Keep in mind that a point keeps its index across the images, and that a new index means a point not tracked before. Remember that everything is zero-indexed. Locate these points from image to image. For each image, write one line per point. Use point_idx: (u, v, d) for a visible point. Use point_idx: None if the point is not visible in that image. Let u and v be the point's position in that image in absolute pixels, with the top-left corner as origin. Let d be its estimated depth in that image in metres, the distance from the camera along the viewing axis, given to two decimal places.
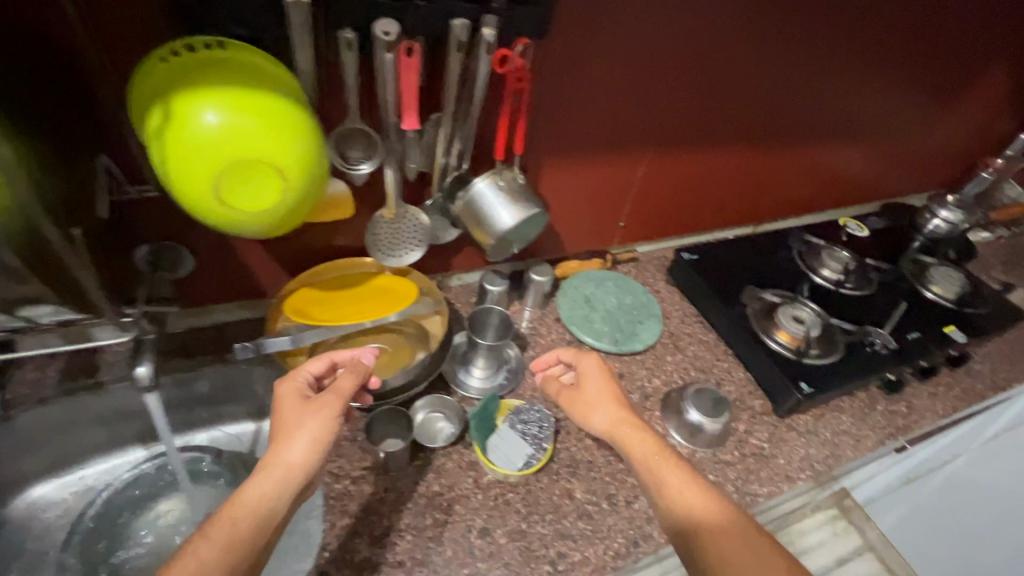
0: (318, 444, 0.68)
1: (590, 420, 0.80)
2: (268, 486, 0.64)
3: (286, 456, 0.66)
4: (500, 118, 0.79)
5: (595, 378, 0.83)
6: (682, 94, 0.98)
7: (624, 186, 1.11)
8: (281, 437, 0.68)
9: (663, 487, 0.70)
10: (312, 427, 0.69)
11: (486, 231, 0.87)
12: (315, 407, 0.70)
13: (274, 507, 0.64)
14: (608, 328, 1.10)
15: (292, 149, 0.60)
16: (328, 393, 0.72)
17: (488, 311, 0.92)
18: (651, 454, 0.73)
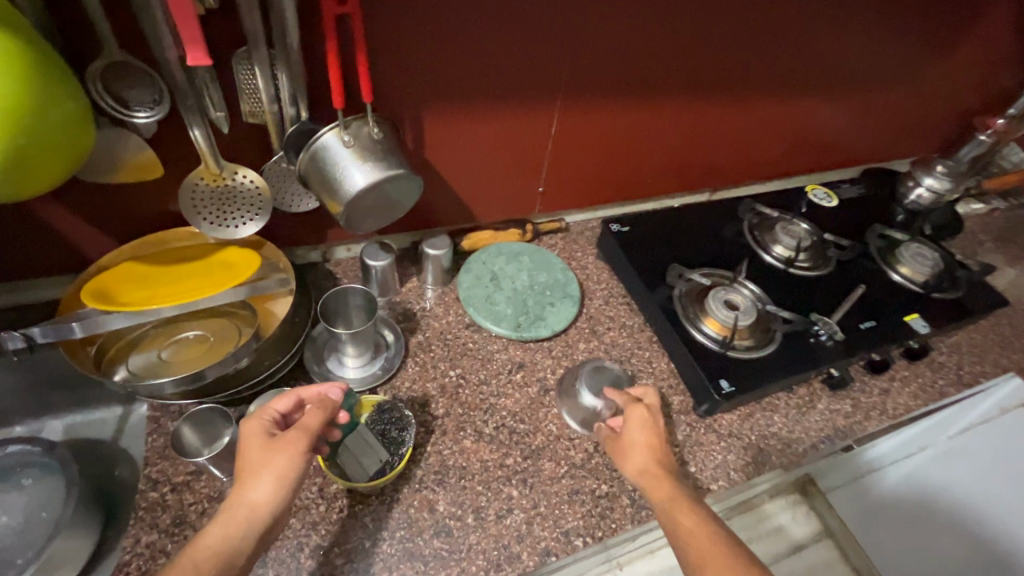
0: (286, 488, 0.58)
1: (624, 463, 0.72)
2: (231, 528, 0.56)
3: (248, 500, 0.57)
4: (328, 55, 0.62)
5: (642, 425, 0.73)
6: (594, 28, 0.80)
7: (537, 144, 0.94)
8: (245, 477, 0.59)
9: (677, 530, 0.62)
10: (281, 468, 0.59)
11: (336, 199, 0.71)
12: (281, 445, 0.60)
13: (237, 556, 0.55)
14: (512, 311, 0.95)
15: None
16: (297, 430, 0.61)
17: (347, 291, 0.80)
18: (674, 502, 0.65)
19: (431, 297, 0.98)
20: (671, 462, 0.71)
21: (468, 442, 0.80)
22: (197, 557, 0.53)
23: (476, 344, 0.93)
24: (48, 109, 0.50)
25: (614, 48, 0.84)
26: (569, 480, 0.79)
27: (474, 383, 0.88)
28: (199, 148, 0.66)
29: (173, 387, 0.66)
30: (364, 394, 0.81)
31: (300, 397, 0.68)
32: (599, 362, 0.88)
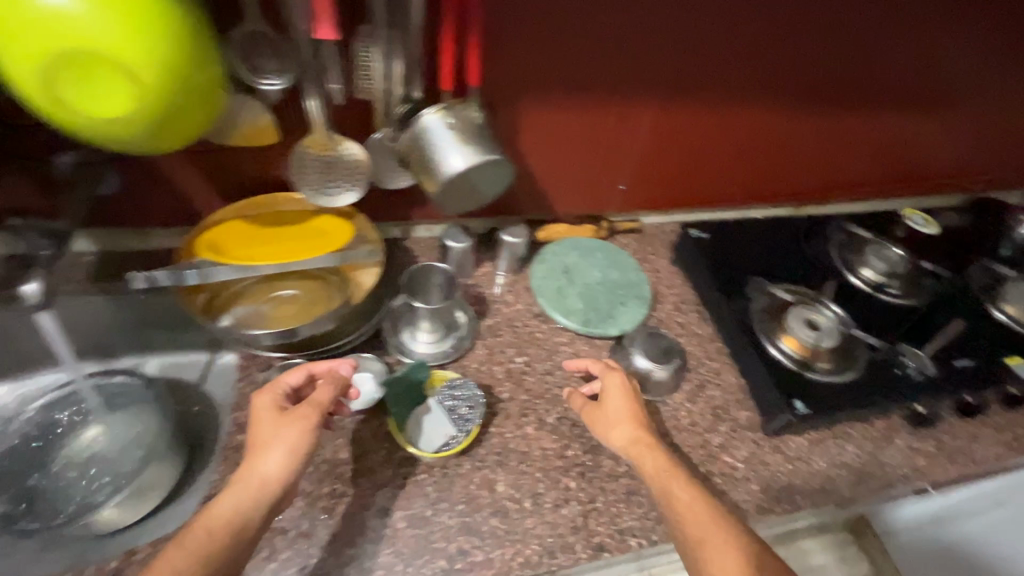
0: (295, 456, 0.63)
1: (609, 437, 0.74)
2: (244, 497, 0.60)
3: (258, 471, 0.62)
4: (444, 38, 0.64)
5: (622, 395, 0.76)
6: (698, 25, 0.78)
7: (624, 140, 0.93)
8: (258, 449, 0.63)
9: (671, 503, 0.64)
10: (289, 438, 0.63)
11: (431, 177, 0.74)
12: (291, 418, 0.65)
13: (248, 525, 0.59)
14: (583, 306, 0.95)
15: (157, 48, 0.50)
16: (309, 404, 0.66)
17: (430, 269, 0.82)
18: (662, 470, 0.67)
19: (503, 283, 0.99)
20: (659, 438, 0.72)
21: (529, 428, 0.82)
22: (210, 524, 0.58)
23: (544, 335, 0.93)
24: (192, 56, 0.53)
25: (716, 47, 0.82)
26: (628, 480, 0.78)
27: (539, 372, 0.88)
28: (311, 118, 0.69)
29: (268, 338, 0.70)
30: (436, 368, 0.84)
31: (311, 372, 0.73)
32: (654, 328, 0.92)
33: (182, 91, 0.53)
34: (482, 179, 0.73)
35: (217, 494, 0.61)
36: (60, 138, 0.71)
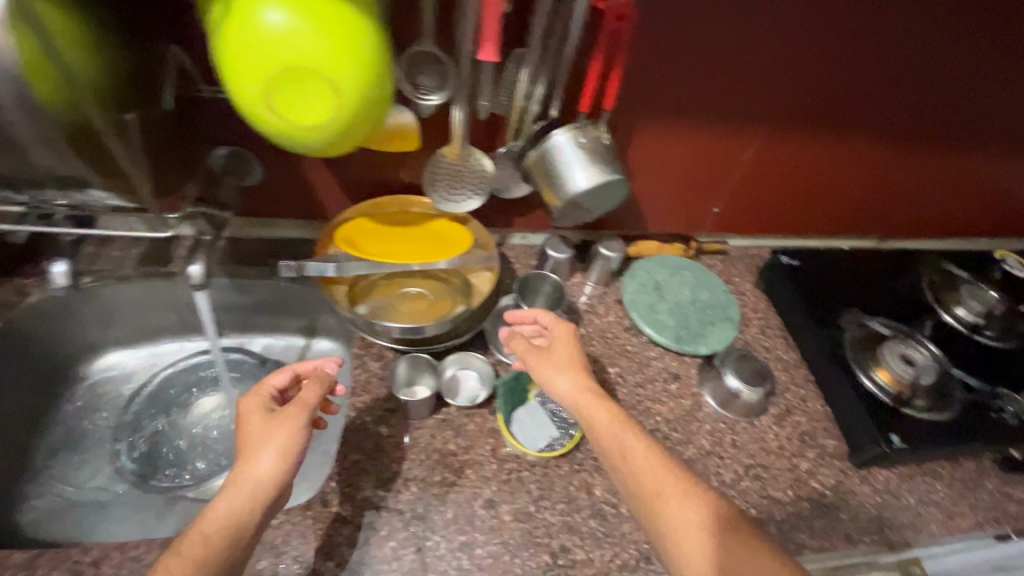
0: (286, 456, 0.64)
1: (552, 386, 0.72)
2: (237, 502, 0.61)
3: (251, 475, 0.63)
4: (592, 65, 0.68)
5: (568, 347, 0.76)
6: (819, 62, 0.81)
7: (727, 166, 0.96)
8: (250, 456, 0.64)
9: (627, 456, 0.65)
10: (279, 439, 0.65)
11: (556, 193, 0.78)
12: (279, 422, 0.67)
13: (241, 528, 0.60)
14: (674, 322, 0.98)
15: (351, 60, 0.55)
16: (297, 406, 0.68)
17: (541, 277, 0.86)
18: (615, 419, 0.68)
19: (594, 295, 1.02)
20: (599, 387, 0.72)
21: None
22: (208, 528, 0.59)
23: (634, 347, 0.96)
24: (375, 54, 0.57)
25: (829, 80, 0.84)
26: None
27: (631, 384, 0.92)
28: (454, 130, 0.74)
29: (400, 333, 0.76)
30: None
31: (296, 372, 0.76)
32: (745, 350, 0.94)
33: (369, 84, 0.57)
34: (604, 199, 0.77)
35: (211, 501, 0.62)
36: (227, 131, 0.78)
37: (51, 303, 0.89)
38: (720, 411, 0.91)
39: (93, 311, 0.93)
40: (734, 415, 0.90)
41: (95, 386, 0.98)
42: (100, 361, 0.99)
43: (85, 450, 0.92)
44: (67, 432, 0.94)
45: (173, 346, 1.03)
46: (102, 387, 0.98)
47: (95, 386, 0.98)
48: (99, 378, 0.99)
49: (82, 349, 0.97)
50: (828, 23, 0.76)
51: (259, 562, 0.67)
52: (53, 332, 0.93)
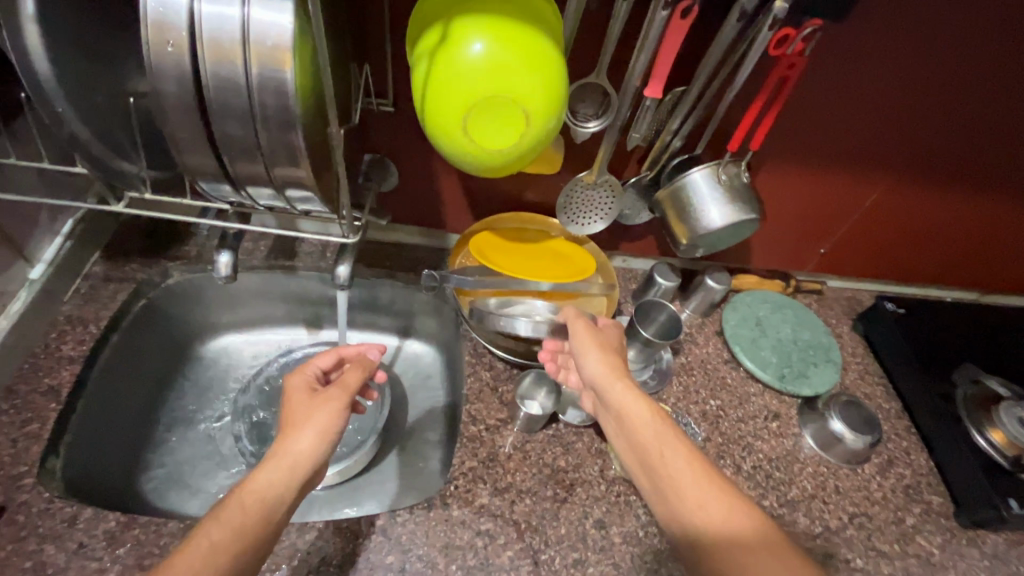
0: (326, 436, 0.65)
1: (584, 364, 0.73)
2: (276, 475, 0.61)
3: (291, 449, 0.63)
4: (751, 108, 0.70)
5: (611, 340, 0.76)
6: (963, 118, 0.81)
7: (845, 209, 0.96)
8: (290, 431, 0.65)
9: (664, 453, 0.63)
10: (319, 419, 0.66)
11: (686, 227, 0.80)
12: (322, 402, 0.68)
13: (281, 500, 0.59)
14: (776, 359, 0.98)
15: (543, 90, 0.57)
16: (340, 387, 0.70)
17: (659, 306, 0.87)
18: (650, 415, 0.66)
19: (692, 325, 1.03)
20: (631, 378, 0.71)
21: (727, 471, 0.85)
22: (259, 498, 0.58)
23: (734, 381, 0.97)
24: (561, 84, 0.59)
25: (953, 128, 0.82)
26: (824, 542, 0.80)
27: (732, 418, 0.92)
28: (597, 157, 0.77)
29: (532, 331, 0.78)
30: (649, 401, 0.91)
31: (340, 356, 0.81)
32: (851, 396, 0.93)
33: (553, 110, 0.59)
34: (734, 237, 0.79)
35: (249, 473, 0.61)
36: (377, 141, 0.82)
37: (188, 285, 0.93)
38: (821, 454, 0.90)
39: (220, 295, 1.00)
40: (835, 461, 0.90)
41: (210, 364, 1.03)
42: (214, 342, 1.05)
43: (201, 424, 0.98)
44: (184, 406, 0.98)
45: (286, 334, 1.09)
46: (216, 366, 1.03)
47: (210, 364, 1.03)
48: (213, 357, 1.04)
49: (202, 330, 1.03)
50: (967, 74, 0.75)
51: (386, 556, 0.69)
52: (184, 312, 0.99)
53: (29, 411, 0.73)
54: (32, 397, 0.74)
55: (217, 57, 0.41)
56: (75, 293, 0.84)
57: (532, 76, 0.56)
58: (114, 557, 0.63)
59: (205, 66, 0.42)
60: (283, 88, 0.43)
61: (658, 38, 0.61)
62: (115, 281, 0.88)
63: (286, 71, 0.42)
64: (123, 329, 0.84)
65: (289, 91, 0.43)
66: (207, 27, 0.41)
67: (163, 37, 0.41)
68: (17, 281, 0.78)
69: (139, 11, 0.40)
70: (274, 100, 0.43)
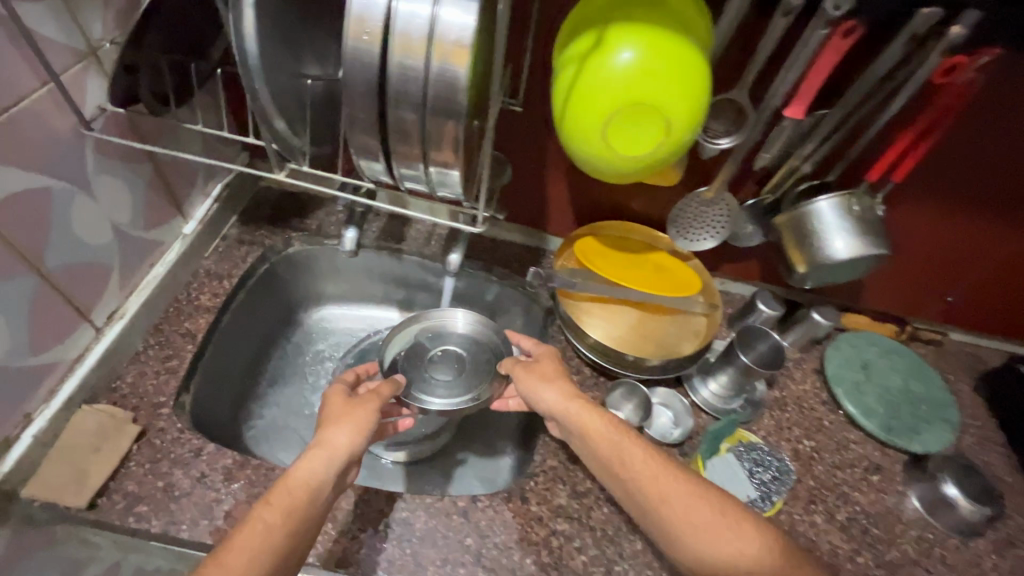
0: (361, 431, 0.69)
1: (539, 398, 0.75)
2: (319, 466, 0.64)
3: (330, 445, 0.67)
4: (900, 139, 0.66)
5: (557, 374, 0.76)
6: None
7: (982, 255, 0.88)
8: (331, 427, 0.69)
9: (626, 465, 0.66)
10: (358, 418, 0.71)
11: (806, 255, 0.77)
12: (355, 410, 0.72)
13: (324, 484, 0.64)
14: (883, 410, 0.91)
15: (687, 103, 0.58)
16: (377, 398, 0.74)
17: (758, 331, 0.84)
18: (611, 429, 0.69)
19: (790, 358, 0.98)
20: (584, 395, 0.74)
21: (818, 518, 0.80)
22: (307, 482, 0.63)
23: (832, 425, 0.91)
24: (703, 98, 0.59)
25: None
26: None
27: (828, 463, 0.86)
28: (719, 174, 0.76)
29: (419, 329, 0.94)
30: (737, 427, 0.86)
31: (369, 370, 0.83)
32: (969, 461, 0.85)
33: (694, 122, 0.59)
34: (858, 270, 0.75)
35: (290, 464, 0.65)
36: (499, 139, 0.85)
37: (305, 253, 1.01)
38: (926, 517, 0.83)
39: (330, 267, 1.07)
40: (942, 527, 0.82)
41: (311, 331, 1.11)
42: (317, 311, 1.12)
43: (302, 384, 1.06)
44: (283, 367, 1.06)
45: (381, 313, 1.15)
46: (316, 335, 1.11)
47: (311, 332, 1.11)
48: (315, 325, 1.12)
49: (308, 298, 1.11)
50: None
51: (465, 539, 0.71)
52: (299, 280, 1.07)
53: (170, 349, 0.82)
54: (174, 337, 0.83)
55: (403, 49, 0.45)
56: (213, 251, 0.93)
57: (679, 89, 0.56)
58: (229, 490, 0.69)
59: (391, 56, 0.46)
60: (457, 81, 0.46)
61: (812, 57, 0.60)
62: (246, 244, 0.96)
63: (461, 67, 0.45)
64: (249, 288, 0.93)
65: (461, 84, 0.46)
66: (400, 21, 0.45)
67: (360, 29, 0.45)
68: (174, 233, 0.87)
69: (345, 6, 0.45)
70: (445, 94, 0.47)
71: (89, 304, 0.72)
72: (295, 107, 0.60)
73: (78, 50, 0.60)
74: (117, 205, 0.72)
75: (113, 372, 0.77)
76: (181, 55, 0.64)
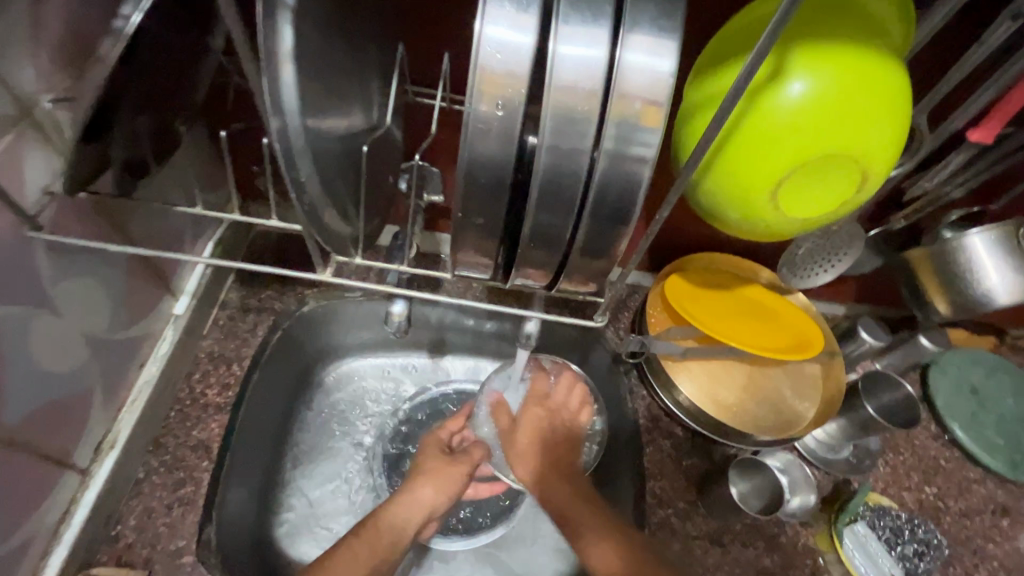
0: (450, 489, 0.68)
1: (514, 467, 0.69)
2: (412, 514, 0.65)
3: (416, 501, 0.66)
4: None
5: (539, 442, 0.69)
6: None
7: None
8: (417, 476, 0.68)
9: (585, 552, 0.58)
10: (450, 477, 0.69)
11: (953, 293, 0.65)
12: (448, 465, 0.70)
13: (406, 534, 0.63)
14: (1003, 442, 0.82)
15: (891, 144, 0.42)
16: (470, 457, 0.71)
17: (892, 382, 0.74)
18: (569, 504, 0.63)
19: None
20: (563, 462, 0.68)
21: None
22: (394, 531, 0.63)
23: (948, 463, 0.81)
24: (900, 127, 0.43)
25: None
26: None
27: (954, 511, 0.77)
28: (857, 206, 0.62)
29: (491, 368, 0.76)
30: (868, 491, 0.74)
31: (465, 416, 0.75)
32: None
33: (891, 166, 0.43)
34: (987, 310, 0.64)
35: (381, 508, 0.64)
36: None
37: (322, 313, 0.78)
38: None
39: None
40: None
41: (327, 396, 0.83)
42: (333, 367, 0.84)
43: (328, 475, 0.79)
44: (299, 452, 0.79)
45: (403, 358, 0.86)
46: (334, 400, 0.83)
47: (328, 396, 0.83)
48: (331, 386, 0.84)
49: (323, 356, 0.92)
50: None
51: None
52: (308, 337, 0.80)
53: (181, 470, 0.65)
54: (182, 453, 0.65)
55: (562, 120, 0.31)
56: (213, 325, 0.75)
57: (887, 126, 0.41)
58: None
59: (542, 129, 0.31)
60: (637, 162, 0.32)
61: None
62: (253, 311, 0.77)
63: (653, 138, 0.31)
64: (263, 365, 0.72)
65: (643, 167, 0.32)
66: (560, 80, 0.31)
67: (494, 92, 0.30)
68: (162, 317, 0.68)
69: (478, 57, 0.30)
70: (617, 181, 0.33)
71: (67, 447, 0.55)
72: (342, 182, 0.41)
73: (6, 118, 0.40)
74: (93, 313, 0.54)
75: (113, 515, 0.61)
76: (161, 113, 0.45)
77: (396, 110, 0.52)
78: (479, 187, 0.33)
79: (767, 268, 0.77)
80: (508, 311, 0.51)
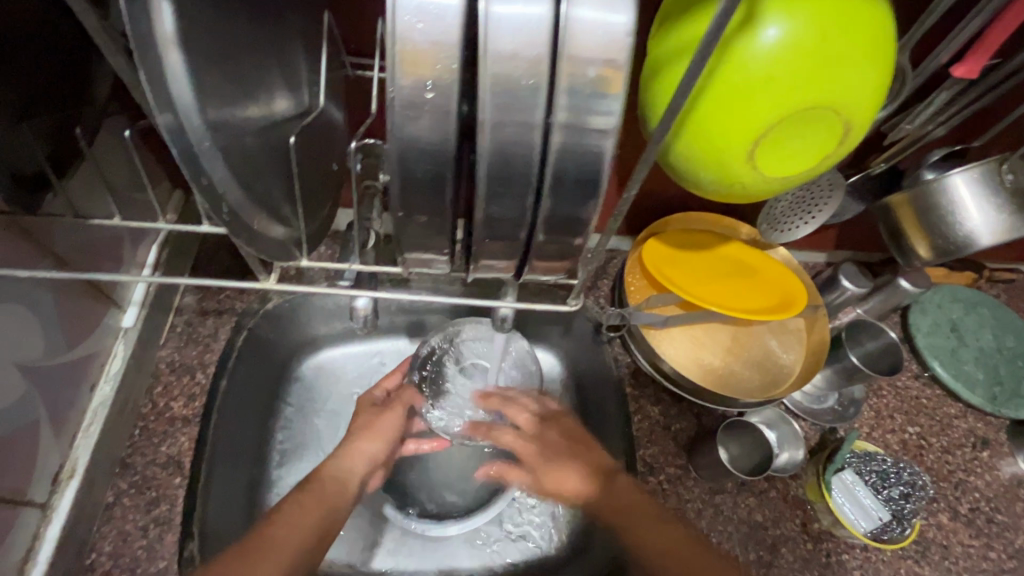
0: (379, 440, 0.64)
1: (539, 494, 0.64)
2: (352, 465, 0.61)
3: (357, 453, 0.62)
4: None
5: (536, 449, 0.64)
6: None
7: None
8: (357, 429, 0.64)
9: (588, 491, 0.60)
10: (384, 428, 0.65)
11: (936, 234, 0.62)
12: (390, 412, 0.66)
13: (351, 485, 0.60)
14: (982, 376, 0.82)
15: (875, 85, 0.38)
16: (400, 400, 0.67)
17: (878, 331, 0.74)
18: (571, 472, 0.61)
19: None
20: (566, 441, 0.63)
21: (944, 518, 0.74)
22: (342, 481, 0.59)
23: (931, 402, 0.82)
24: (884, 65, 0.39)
25: None
26: None
27: (937, 448, 0.78)
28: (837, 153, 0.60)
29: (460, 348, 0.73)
30: (857, 438, 0.75)
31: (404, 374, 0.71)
32: None
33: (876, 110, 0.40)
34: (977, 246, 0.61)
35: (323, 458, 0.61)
36: None
37: (287, 309, 0.73)
38: None
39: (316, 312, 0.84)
40: None
41: (310, 389, 0.77)
42: (312, 360, 0.78)
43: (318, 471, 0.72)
44: (285, 450, 0.73)
45: (386, 344, 0.80)
46: (318, 392, 0.77)
47: (311, 389, 0.77)
48: (313, 379, 0.77)
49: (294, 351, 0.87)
50: None
51: None
52: (278, 333, 0.74)
53: (153, 489, 0.62)
54: (152, 471, 0.62)
55: (504, 96, 0.27)
56: (171, 333, 0.70)
57: (869, 65, 0.37)
58: None
59: (482, 107, 0.27)
60: (596, 134, 0.28)
61: None
62: (212, 314, 0.71)
63: (613, 107, 0.27)
64: (229, 372, 0.67)
65: (604, 140, 0.28)
66: (497, 46, 0.26)
67: (420, 72, 0.26)
68: (109, 332, 0.64)
69: (397, 26, 0.25)
70: (574, 157, 0.29)
71: (20, 485, 0.53)
72: (268, 177, 0.36)
73: None
74: (23, 344, 0.51)
75: (86, 544, 0.58)
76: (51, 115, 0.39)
77: (332, 86, 0.46)
78: (416, 183, 0.29)
79: (745, 226, 0.74)
80: (479, 302, 0.47)
